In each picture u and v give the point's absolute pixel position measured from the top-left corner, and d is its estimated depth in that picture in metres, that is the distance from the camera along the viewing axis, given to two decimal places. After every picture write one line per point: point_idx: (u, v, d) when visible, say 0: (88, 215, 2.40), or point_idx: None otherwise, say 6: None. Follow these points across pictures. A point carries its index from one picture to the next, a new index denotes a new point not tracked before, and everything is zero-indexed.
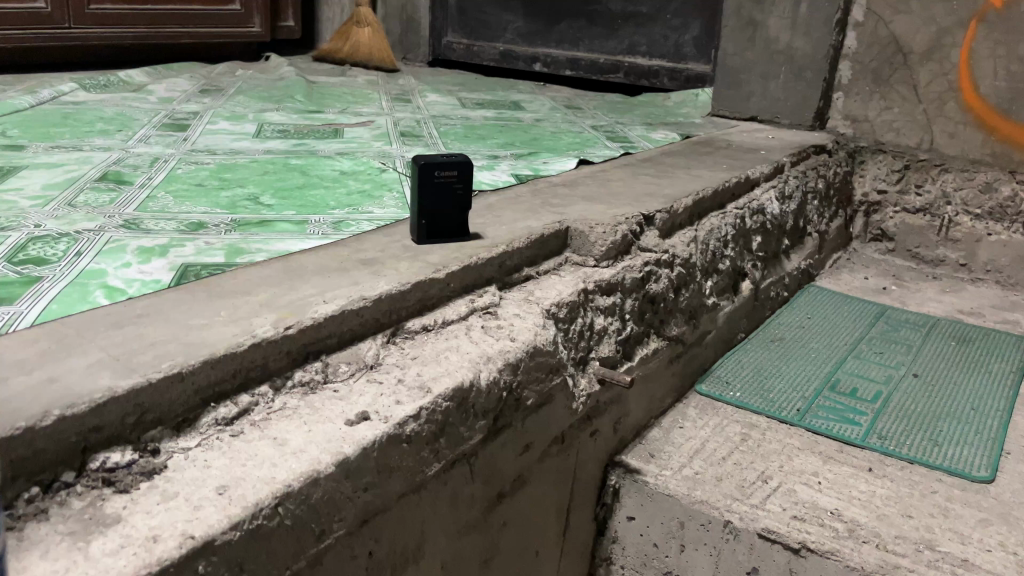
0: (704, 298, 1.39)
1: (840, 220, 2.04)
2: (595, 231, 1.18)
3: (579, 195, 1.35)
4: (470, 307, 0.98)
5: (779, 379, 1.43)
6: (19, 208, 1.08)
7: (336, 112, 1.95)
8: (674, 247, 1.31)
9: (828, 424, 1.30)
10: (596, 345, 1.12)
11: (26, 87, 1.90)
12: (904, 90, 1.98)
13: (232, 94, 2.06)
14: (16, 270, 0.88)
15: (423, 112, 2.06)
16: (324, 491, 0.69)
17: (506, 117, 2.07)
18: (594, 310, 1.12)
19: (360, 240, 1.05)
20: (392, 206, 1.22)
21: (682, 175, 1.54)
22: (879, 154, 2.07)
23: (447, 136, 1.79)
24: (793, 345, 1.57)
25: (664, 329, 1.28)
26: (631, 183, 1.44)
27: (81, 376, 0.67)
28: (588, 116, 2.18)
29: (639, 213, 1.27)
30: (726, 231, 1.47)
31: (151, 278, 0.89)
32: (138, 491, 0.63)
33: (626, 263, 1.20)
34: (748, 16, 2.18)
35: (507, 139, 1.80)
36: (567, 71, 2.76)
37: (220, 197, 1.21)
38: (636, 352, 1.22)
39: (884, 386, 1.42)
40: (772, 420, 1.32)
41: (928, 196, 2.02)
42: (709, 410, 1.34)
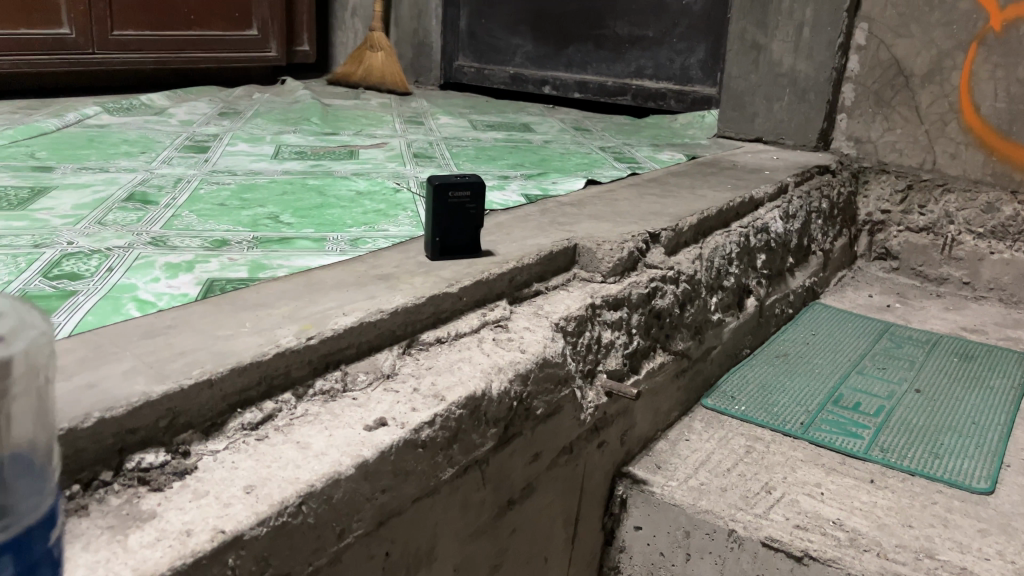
0: (709, 314, 1.43)
1: (844, 239, 2.08)
2: (603, 248, 1.22)
3: (587, 213, 1.39)
4: (481, 321, 1.02)
5: (783, 393, 1.46)
6: (51, 226, 1.13)
7: (351, 134, 2.00)
8: (679, 263, 1.35)
9: (831, 437, 1.33)
10: (603, 357, 1.16)
11: (52, 111, 1.97)
12: (905, 112, 2.02)
13: (250, 117, 2.12)
14: (53, 284, 0.93)
15: (435, 133, 2.11)
16: (344, 491, 0.72)
17: (517, 139, 2.12)
18: (601, 324, 1.16)
19: (377, 257, 1.10)
20: (406, 225, 1.27)
21: (687, 195, 1.58)
22: (882, 174, 2.11)
23: (459, 157, 1.84)
24: (797, 361, 1.60)
25: (669, 343, 1.32)
26: (637, 202, 1.49)
27: (118, 382, 0.71)
28: (596, 137, 2.23)
29: (645, 231, 1.31)
30: (730, 248, 1.51)
31: (179, 292, 0.94)
32: (171, 489, 0.67)
33: (632, 279, 1.25)
34: (752, 40, 2.23)
35: (517, 160, 1.85)
36: (575, 93, 2.82)
37: (241, 215, 1.26)
38: (643, 366, 1.25)
39: (887, 400, 1.45)
40: (776, 433, 1.35)
41: (931, 215, 2.05)
42: (715, 423, 1.38)
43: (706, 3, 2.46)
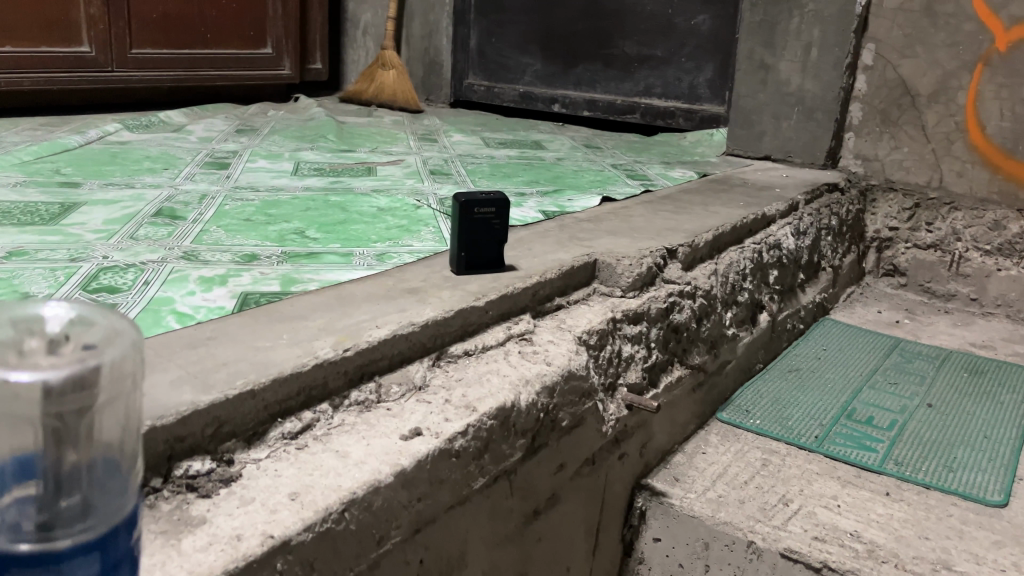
0: (724, 329, 1.45)
1: (852, 256, 2.10)
2: (622, 263, 1.25)
3: (604, 229, 1.42)
4: (507, 333, 1.05)
5: (797, 407, 1.48)
6: (85, 241, 1.16)
7: (367, 151, 2.04)
8: (696, 278, 1.38)
9: (846, 450, 1.35)
10: (623, 371, 1.18)
11: (73, 127, 2.00)
12: (912, 131, 2.06)
13: (267, 134, 2.15)
14: (93, 297, 0.96)
15: (450, 151, 2.14)
16: (383, 499, 0.74)
17: (529, 156, 2.15)
18: (622, 338, 1.19)
19: (404, 272, 1.13)
20: (429, 240, 1.30)
21: (700, 211, 1.60)
22: (890, 192, 2.14)
23: (475, 174, 1.87)
24: (809, 376, 1.62)
25: (686, 357, 1.34)
26: (652, 218, 1.52)
27: (167, 391, 0.73)
28: (607, 155, 2.26)
29: (662, 247, 1.34)
30: (744, 265, 1.53)
31: (215, 305, 0.96)
32: (217, 495, 0.69)
33: (651, 293, 1.27)
34: (760, 60, 2.27)
35: (530, 177, 1.87)
36: (584, 111, 2.85)
37: (268, 230, 1.29)
38: (661, 379, 1.28)
39: (900, 415, 1.47)
40: (792, 446, 1.37)
41: (938, 232, 2.08)
42: (731, 436, 1.40)
43: (714, 23, 2.50)
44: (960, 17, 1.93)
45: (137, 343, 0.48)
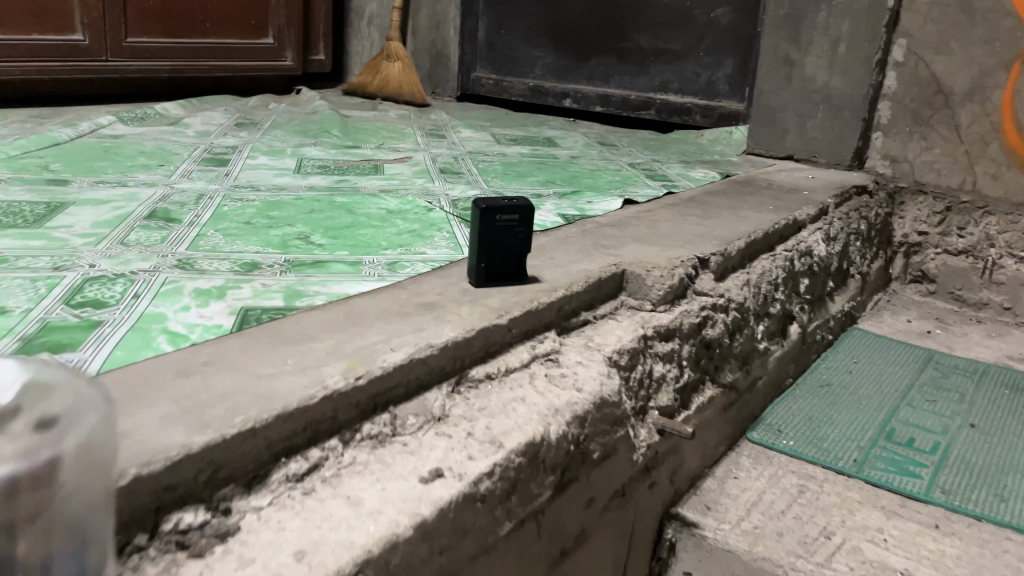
0: (756, 343, 1.36)
1: (880, 262, 2.00)
2: (653, 275, 1.16)
3: (630, 236, 1.33)
4: (532, 354, 0.96)
5: (833, 427, 1.40)
6: (71, 246, 1.06)
7: (373, 148, 1.94)
8: (729, 290, 1.28)
9: (887, 477, 1.26)
10: (655, 393, 1.09)
11: (64, 120, 1.90)
12: (945, 131, 1.96)
13: (268, 128, 2.05)
14: (76, 313, 0.86)
15: (459, 148, 2.04)
16: (402, 555, 0.65)
17: (542, 154, 2.06)
18: (653, 357, 1.10)
19: (418, 283, 1.03)
20: (444, 247, 1.20)
21: (730, 216, 1.51)
22: (920, 195, 2.04)
23: (487, 173, 1.77)
24: (842, 392, 1.53)
25: (718, 375, 1.25)
26: (679, 224, 1.42)
27: (156, 431, 0.64)
28: (624, 153, 2.16)
29: (694, 256, 1.24)
30: (777, 274, 1.44)
31: (212, 322, 0.87)
32: (212, 555, 0.60)
33: (682, 307, 1.18)
34: (784, 55, 2.18)
35: (546, 177, 1.78)
36: (597, 107, 2.75)
37: (270, 235, 1.19)
38: (693, 400, 1.19)
39: (942, 437, 1.38)
40: (829, 471, 1.28)
41: (970, 237, 1.99)
42: (763, 459, 1.31)
43: (734, 16, 2.40)
44: (998, 12, 1.83)
45: (109, 417, 0.44)
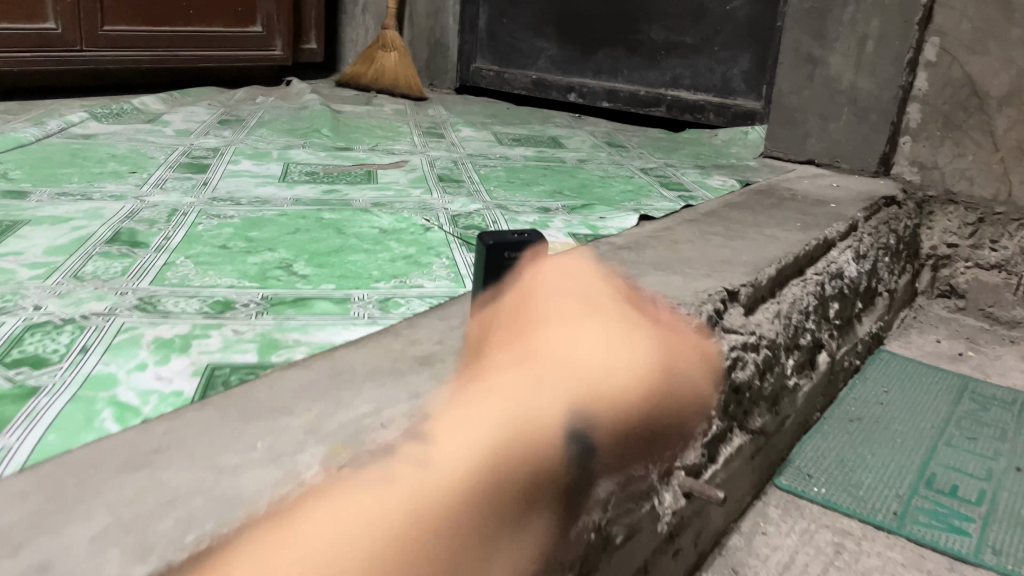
0: (786, 380, 1.23)
1: (908, 276, 1.87)
2: (678, 313, 1.03)
3: (649, 262, 1.20)
4: None
5: (867, 470, 1.28)
6: (15, 281, 0.93)
7: (366, 150, 1.80)
8: (759, 325, 1.16)
9: (932, 533, 1.15)
10: (681, 450, 0.97)
11: (32, 118, 1.76)
12: (979, 137, 1.82)
13: (253, 126, 1.91)
14: (11, 376, 0.73)
15: (459, 149, 1.91)
16: None
17: (548, 158, 1.92)
18: (678, 410, 0.97)
19: (414, 328, 0.91)
20: (443, 278, 1.07)
21: (756, 236, 1.38)
22: (950, 205, 1.92)
23: (489, 181, 1.63)
24: (874, 427, 1.41)
25: (747, 421, 1.13)
26: (702, 246, 1.29)
27: (84, 560, 0.51)
28: (635, 156, 2.03)
29: (722, 287, 1.11)
30: (808, 301, 1.31)
31: (170, 388, 0.74)
32: None
33: (710, 349, 1.05)
34: (807, 52, 2.04)
35: (554, 185, 1.65)
36: (604, 102, 2.61)
37: (247, 263, 1.06)
38: (720, 452, 1.07)
39: (987, 483, 1.26)
40: (867, 526, 1.16)
41: (1004, 252, 1.86)
42: (793, 511, 1.19)
43: (752, 8, 2.26)
44: None
45: None
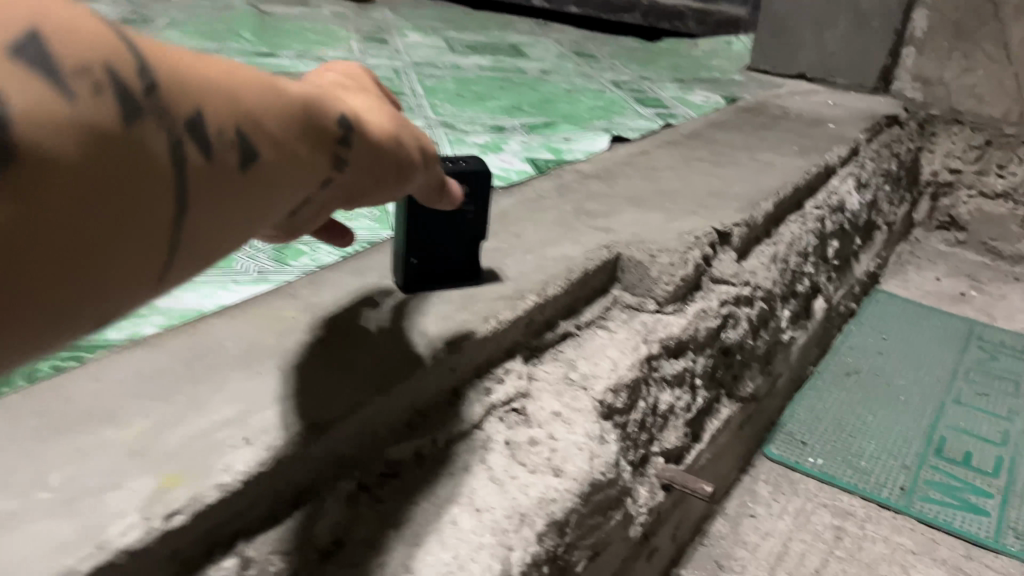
0: (781, 333, 1.05)
1: (907, 206, 1.69)
2: (659, 262, 0.83)
3: (622, 195, 0.99)
4: (486, 407, 0.63)
5: (868, 436, 1.11)
6: None
7: (293, 57, 1.54)
8: (755, 273, 0.96)
9: (944, 512, 0.98)
10: (660, 432, 0.78)
11: None
12: (992, 49, 1.61)
13: (161, 28, 1.64)
14: None
15: (404, 58, 1.66)
16: None
17: (506, 68, 1.67)
18: (658, 384, 0.78)
19: (318, 286, 0.70)
20: (363, 219, 0.87)
21: (747, 162, 1.17)
22: (954, 126, 1.72)
23: (435, 94, 1.39)
24: (874, 382, 1.24)
25: (737, 387, 0.94)
26: (685, 175, 1.08)
27: None
28: (605, 67, 1.79)
29: (711, 228, 0.92)
30: (808, 241, 1.12)
31: None
32: None
33: (697, 306, 0.86)
34: None
35: (512, 99, 1.42)
36: (572, 7, 2.34)
37: None
38: (706, 428, 0.88)
39: (1004, 448, 1.10)
40: (870, 505, 1.00)
41: (1012, 179, 1.67)
42: (786, 487, 1.02)
43: None
44: None
45: None
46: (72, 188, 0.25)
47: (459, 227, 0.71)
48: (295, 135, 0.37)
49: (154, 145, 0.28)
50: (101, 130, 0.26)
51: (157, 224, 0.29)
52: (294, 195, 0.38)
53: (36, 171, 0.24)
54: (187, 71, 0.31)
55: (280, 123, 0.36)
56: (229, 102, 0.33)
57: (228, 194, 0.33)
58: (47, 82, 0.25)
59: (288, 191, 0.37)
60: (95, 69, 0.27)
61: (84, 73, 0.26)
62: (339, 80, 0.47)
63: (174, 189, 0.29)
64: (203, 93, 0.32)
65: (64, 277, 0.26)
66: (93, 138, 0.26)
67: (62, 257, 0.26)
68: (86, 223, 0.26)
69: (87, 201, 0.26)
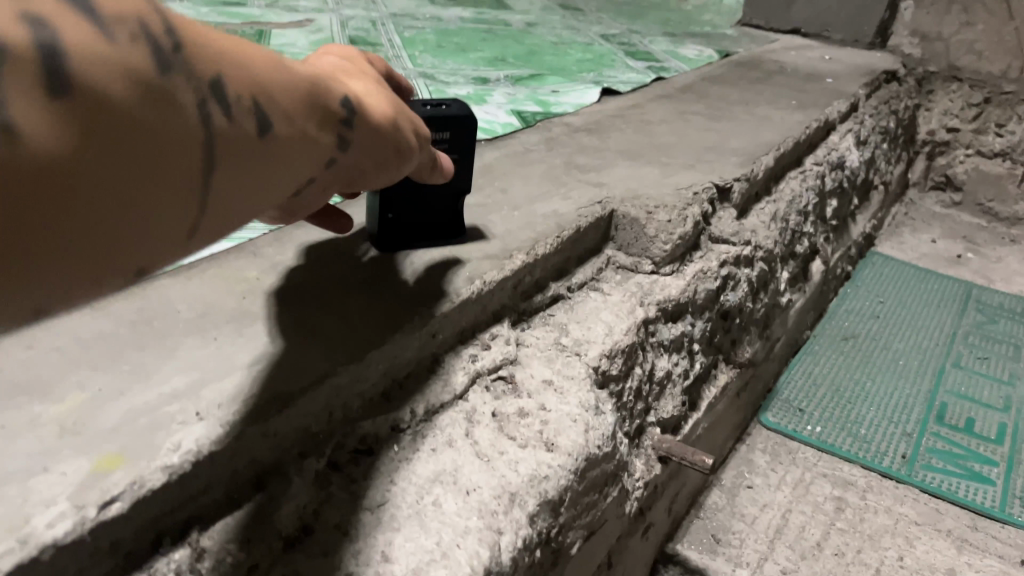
0: (780, 296, 0.99)
1: (903, 166, 1.64)
2: (655, 219, 0.77)
3: (615, 149, 0.93)
4: (472, 375, 0.58)
5: (867, 402, 1.07)
6: None
7: (263, 6, 1.46)
8: (755, 231, 0.91)
9: (948, 481, 0.94)
10: (656, 400, 0.73)
11: None
12: (993, 2, 1.55)
13: None
14: None
15: (381, 8, 1.57)
16: None
17: (489, 20, 1.59)
18: (655, 349, 0.72)
19: (285, 244, 0.63)
20: None
21: (744, 116, 1.11)
22: (952, 83, 1.66)
23: (414, 45, 1.31)
24: (871, 346, 1.20)
25: (735, 353, 0.89)
26: (681, 129, 1.02)
27: None
28: (593, 20, 1.71)
29: (711, 183, 0.86)
30: (807, 198, 1.06)
31: None
32: None
33: (696, 266, 0.80)
34: None
35: (495, 51, 1.34)
36: None
37: None
38: (704, 396, 0.83)
39: (1007, 414, 1.06)
40: (871, 474, 0.96)
41: (1011, 137, 1.62)
42: (784, 456, 0.98)
43: None
44: None
45: None
46: (106, 145, 0.22)
47: (443, 178, 0.64)
48: (325, 119, 0.34)
49: (188, 104, 0.25)
50: (145, 81, 0.23)
51: (187, 197, 0.26)
52: (312, 178, 0.35)
53: (82, 113, 0.22)
54: (211, 33, 0.28)
55: (302, 98, 0.32)
56: (253, 71, 0.29)
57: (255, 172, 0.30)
58: (93, 25, 0.22)
59: (307, 171, 0.33)
60: (137, 20, 0.24)
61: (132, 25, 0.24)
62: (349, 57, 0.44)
63: (205, 162, 0.26)
64: (229, 60, 0.28)
65: (68, 242, 0.23)
66: (142, 95, 0.23)
67: (87, 215, 0.23)
68: (118, 178, 0.23)
69: (113, 161, 0.23)
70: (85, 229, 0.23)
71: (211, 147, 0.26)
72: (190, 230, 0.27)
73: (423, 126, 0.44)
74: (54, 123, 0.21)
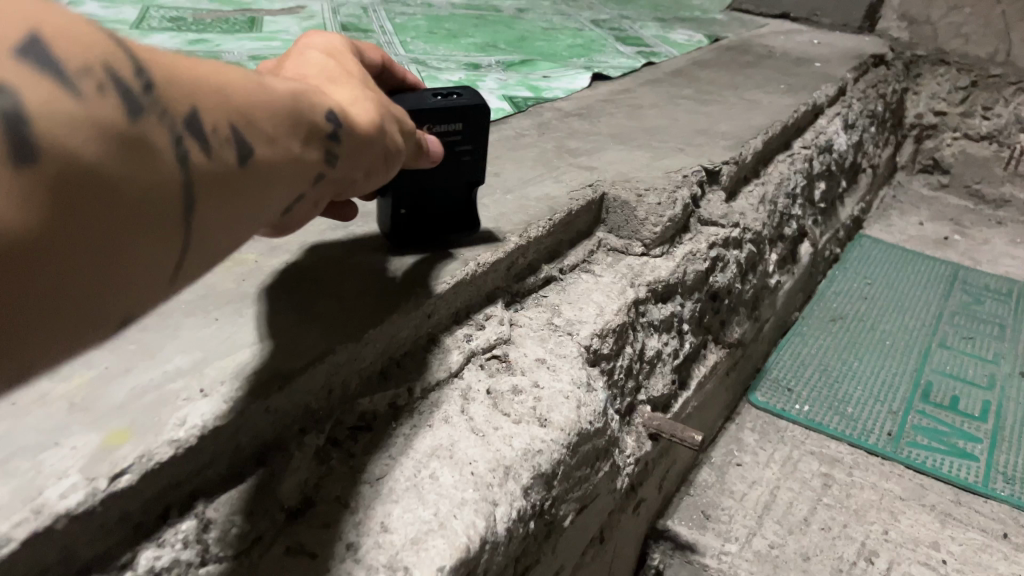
0: (768, 277, 1.01)
1: (891, 150, 1.65)
2: (646, 202, 0.79)
3: (605, 133, 0.94)
4: (466, 355, 0.59)
5: (854, 382, 1.09)
6: None
7: None
8: (743, 213, 0.92)
9: (933, 458, 0.97)
10: (646, 379, 0.75)
11: None
12: None
13: None
14: None
15: None
16: None
17: (480, 6, 1.60)
18: (645, 328, 0.74)
19: None
20: None
21: (733, 100, 1.13)
22: (940, 66, 1.68)
23: (405, 32, 1.32)
24: (858, 327, 1.22)
25: (724, 333, 0.91)
26: (670, 113, 1.03)
27: None
28: (583, 5, 1.72)
29: (700, 166, 0.88)
30: (796, 181, 1.08)
31: None
32: None
33: (685, 248, 0.82)
34: None
35: (486, 37, 1.35)
36: None
37: None
38: (693, 375, 0.85)
39: (991, 392, 1.08)
40: (858, 451, 0.98)
41: (997, 120, 1.64)
42: (772, 435, 1.00)
43: None
44: None
45: None
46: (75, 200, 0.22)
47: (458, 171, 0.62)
48: (303, 135, 0.34)
49: (160, 149, 0.25)
50: (113, 132, 0.23)
51: (165, 236, 0.26)
52: (294, 194, 0.34)
53: (49, 177, 0.21)
54: (180, 69, 0.27)
55: (280, 121, 0.32)
56: (221, 98, 0.29)
57: (233, 200, 0.29)
58: (54, 82, 0.22)
59: (291, 189, 0.33)
60: (100, 68, 0.23)
61: (89, 74, 0.23)
62: (330, 56, 0.43)
63: (182, 201, 0.26)
64: (197, 91, 0.28)
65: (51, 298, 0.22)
66: (106, 145, 0.23)
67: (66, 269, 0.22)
68: (96, 228, 0.23)
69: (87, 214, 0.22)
70: (62, 286, 0.23)
71: (187, 187, 0.26)
72: (175, 267, 0.27)
73: (408, 126, 0.44)
74: (18, 195, 0.20)
